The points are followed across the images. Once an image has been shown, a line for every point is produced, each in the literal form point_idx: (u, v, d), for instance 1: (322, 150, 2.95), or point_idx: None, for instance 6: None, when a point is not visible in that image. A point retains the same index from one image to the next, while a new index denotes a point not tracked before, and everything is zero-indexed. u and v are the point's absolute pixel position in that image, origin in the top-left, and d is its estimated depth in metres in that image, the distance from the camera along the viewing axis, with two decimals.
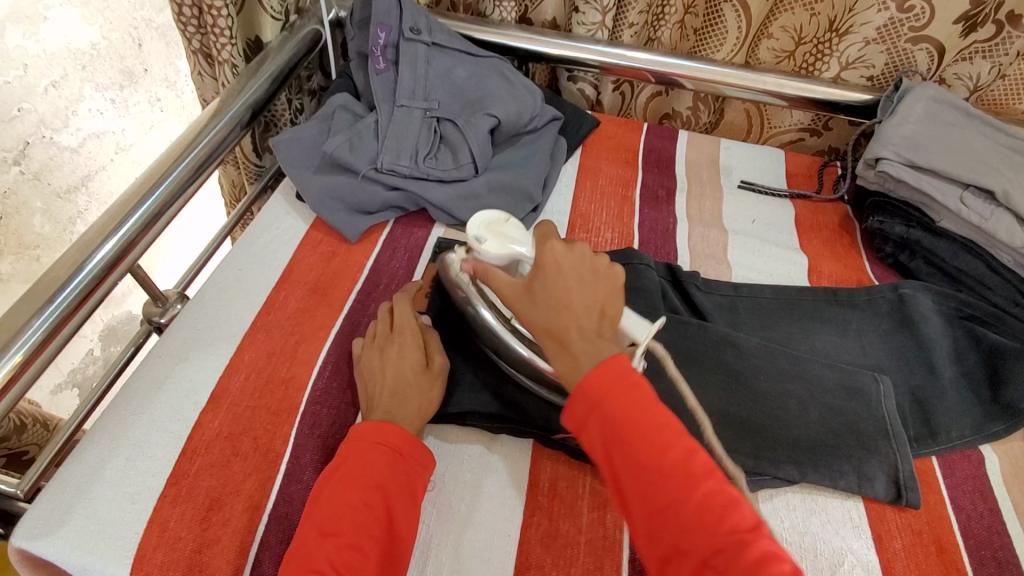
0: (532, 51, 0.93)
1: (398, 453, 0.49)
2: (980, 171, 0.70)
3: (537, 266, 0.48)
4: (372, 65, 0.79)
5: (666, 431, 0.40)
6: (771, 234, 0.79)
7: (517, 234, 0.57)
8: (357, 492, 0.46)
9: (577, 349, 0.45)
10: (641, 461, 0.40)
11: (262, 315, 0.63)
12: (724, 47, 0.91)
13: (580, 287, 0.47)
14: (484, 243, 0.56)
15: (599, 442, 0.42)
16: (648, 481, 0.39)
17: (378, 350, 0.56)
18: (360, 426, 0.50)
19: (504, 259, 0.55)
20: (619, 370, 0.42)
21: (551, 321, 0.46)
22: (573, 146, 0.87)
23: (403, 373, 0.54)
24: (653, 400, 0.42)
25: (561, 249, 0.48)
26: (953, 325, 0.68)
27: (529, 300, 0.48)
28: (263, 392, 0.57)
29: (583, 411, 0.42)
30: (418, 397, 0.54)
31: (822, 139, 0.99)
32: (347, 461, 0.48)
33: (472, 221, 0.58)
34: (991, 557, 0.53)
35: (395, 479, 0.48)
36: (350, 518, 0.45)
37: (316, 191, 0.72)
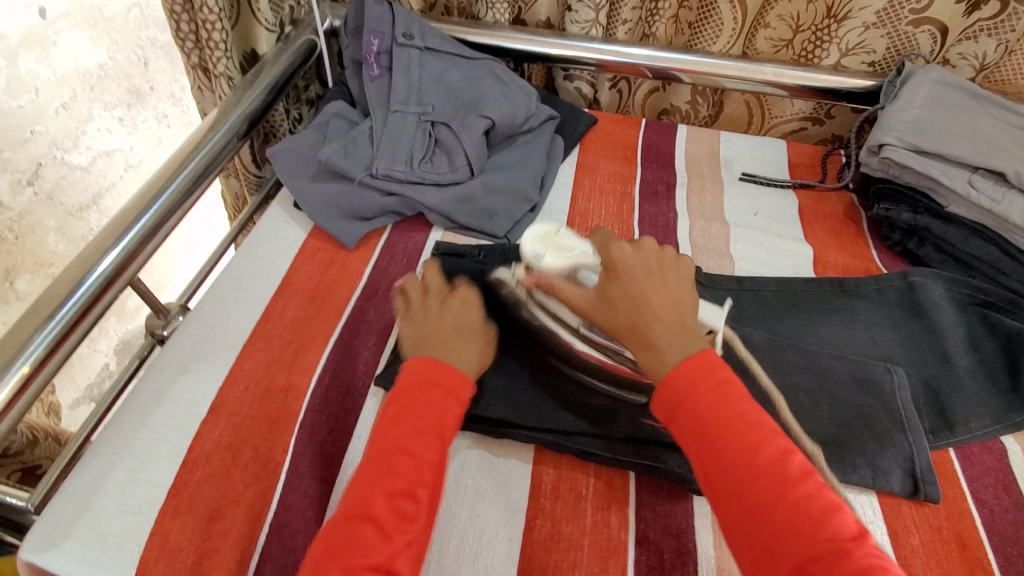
0: (526, 51, 0.93)
1: (448, 397, 0.49)
2: (990, 154, 0.67)
3: (610, 270, 0.51)
4: (366, 71, 0.79)
5: (764, 433, 0.43)
6: (774, 226, 0.77)
7: (574, 243, 0.57)
8: (408, 437, 0.46)
9: (662, 344, 0.47)
10: (735, 458, 0.42)
11: (261, 324, 0.63)
12: (720, 38, 0.90)
13: (654, 283, 0.50)
14: (544, 257, 0.56)
15: (687, 435, 0.43)
16: (744, 480, 0.41)
17: (438, 301, 0.57)
18: (415, 363, 0.50)
19: (565, 267, 0.56)
20: (708, 366, 0.45)
21: (632, 321, 0.48)
22: (569, 145, 0.87)
23: (465, 324, 0.55)
24: (744, 398, 0.44)
25: (627, 250, 0.51)
26: (967, 312, 0.66)
27: (606, 306, 0.50)
28: (263, 401, 0.57)
29: (673, 405, 0.44)
30: (478, 351, 0.54)
31: (824, 128, 0.97)
32: (400, 404, 0.48)
33: (523, 240, 0.58)
34: (1020, 554, 0.51)
35: (446, 424, 0.48)
36: (401, 464, 0.45)
37: (313, 199, 0.73)
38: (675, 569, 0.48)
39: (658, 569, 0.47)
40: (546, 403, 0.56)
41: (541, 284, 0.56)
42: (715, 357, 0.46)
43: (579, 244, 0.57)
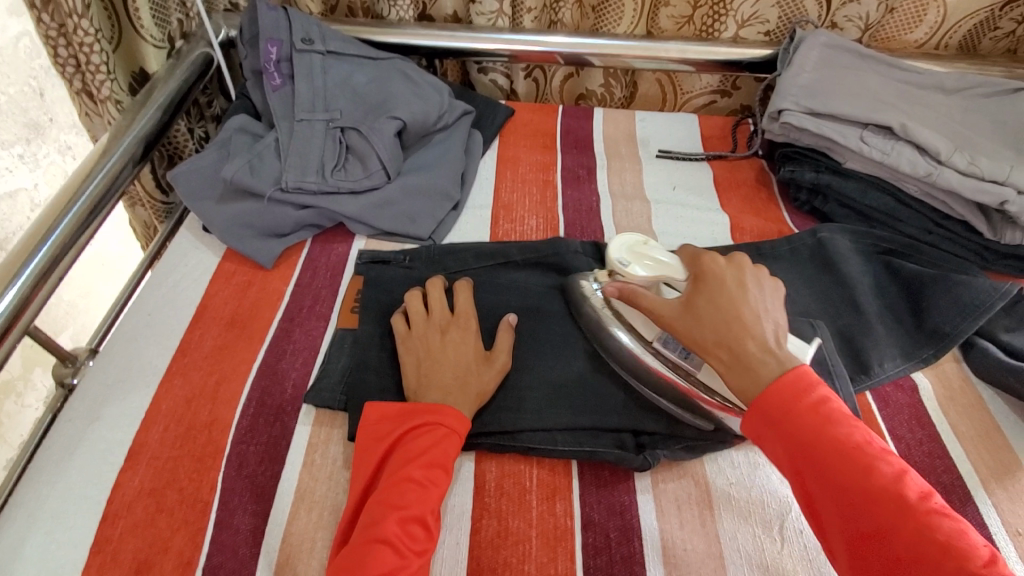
0: (435, 47, 0.92)
1: (453, 434, 0.50)
2: (877, 110, 0.71)
3: (702, 281, 0.52)
4: (267, 82, 0.76)
5: (873, 452, 0.41)
6: (692, 199, 0.80)
7: (661, 253, 0.58)
8: (420, 468, 0.47)
9: (755, 359, 0.47)
10: (842, 482, 0.41)
11: (177, 358, 0.60)
12: (623, 20, 0.92)
13: (746, 297, 0.51)
14: (630, 266, 0.57)
15: (784, 454, 0.43)
16: (853, 502, 0.40)
17: (439, 334, 0.57)
18: (423, 407, 0.51)
19: (650, 278, 0.56)
20: (802, 388, 0.44)
21: (720, 334, 0.49)
22: (489, 138, 0.86)
23: (461, 360, 0.55)
24: (844, 419, 0.43)
25: (720, 262, 0.53)
26: (872, 261, 0.69)
27: (692, 316, 0.51)
28: (185, 440, 0.54)
29: (767, 423, 0.44)
30: (477, 385, 0.54)
31: (732, 99, 1.00)
32: (409, 440, 0.49)
33: (611, 245, 0.60)
34: (937, 482, 0.54)
35: (451, 456, 0.49)
36: (412, 494, 0.46)
37: (222, 221, 0.69)
38: (622, 547, 0.48)
39: (605, 550, 0.48)
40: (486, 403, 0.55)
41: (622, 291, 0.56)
42: (811, 374, 0.45)
43: (666, 257, 0.57)
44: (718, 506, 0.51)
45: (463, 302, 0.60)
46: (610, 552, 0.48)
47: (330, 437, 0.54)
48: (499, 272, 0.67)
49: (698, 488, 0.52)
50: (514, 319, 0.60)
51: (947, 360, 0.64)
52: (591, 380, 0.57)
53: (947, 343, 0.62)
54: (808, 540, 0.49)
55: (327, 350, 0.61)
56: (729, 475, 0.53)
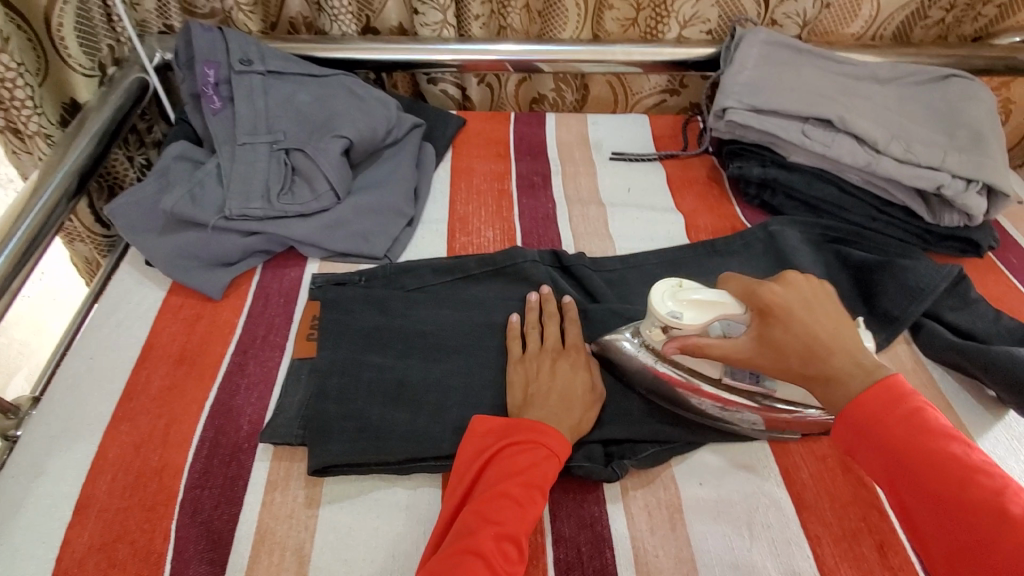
0: (381, 61, 0.90)
1: (554, 456, 0.49)
2: (816, 104, 0.72)
3: (766, 313, 0.49)
4: (206, 106, 0.74)
5: (974, 465, 0.40)
6: (646, 200, 0.80)
7: (705, 293, 0.51)
8: (519, 485, 0.46)
9: (845, 376, 0.46)
10: (938, 493, 0.40)
11: (124, 402, 0.57)
12: (568, 25, 0.92)
13: (815, 315, 0.49)
14: (683, 317, 0.50)
15: (873, 463, 0.43)
16: (949, 513, 0.39)
17: (550, 359, 0.56)
18: (530, 422, 0.50)
19: (705, 323, 0.50)
20: (893, 398, 0.43)
21: (809, 361, 0.47)
22: (442, 150, 0.85)
23: (573, 385, 0.54)
24: (946, 433, 0.41)
25: (779, 290, 0.50)
26: (823, 250, 0.71)
27: (770, 349, 0.49)
28: (135, 489, 0.51)
29: (853, 432, 0.44)
30: (579, 415, 0.53)
31: (681, 98, 1.02)
32: (511, 454, 0.48)
33: (652, 300, 0.52)
34: None
35: (547, 477, 0.48)
36: (510, 511, 0.45)
37: (165, 253, 0.66)
38: (594, 560, 0.48)
39: (577, 564, 0.48)
40: (451, 424, 0.54)
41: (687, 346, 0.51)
42: (904, 384, 0.44)
43: (714, 295, 0.51)
44: (687, 509, 0.51)
45: (573, 329, 0.59)
46: (582, 566, 0.48)
47: (289, 473, 0.52)
48: (458, 287, 0.66)
49: (667, 492, 0.52)
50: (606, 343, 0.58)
51: (898, 343, 0.66)
52: None
53: (897, 326, 0.64)
54: (776, 534, 0.50)
55: (283, 381, 0.59)
56: (696, 477, 0.53)
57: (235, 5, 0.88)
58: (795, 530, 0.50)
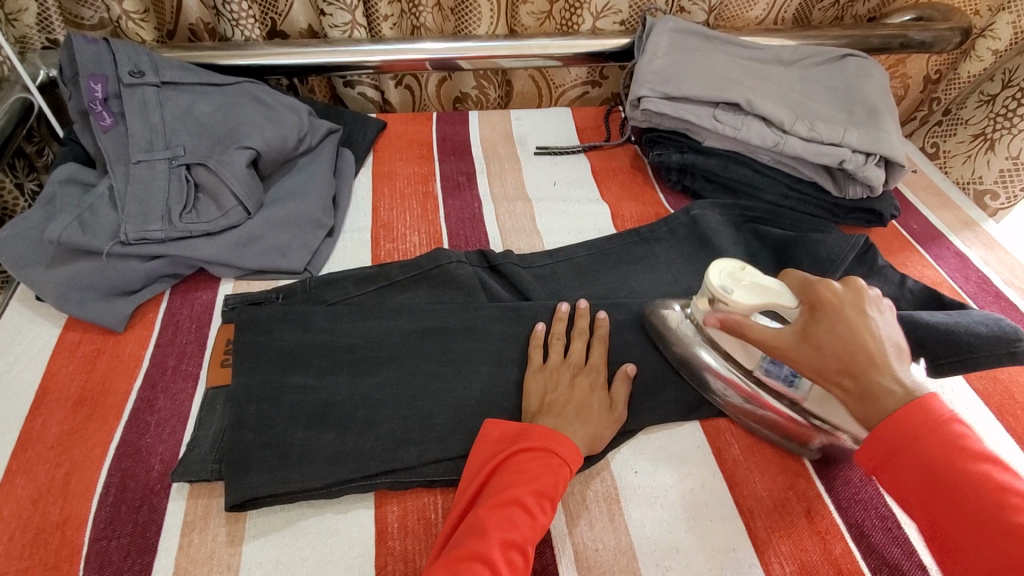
0: (290, 66, 0.86)
1: (565, 464, 0.48)
2: (725, 88, 0.74)
3: (818, 307, 0.47)
4: (95, 123, 0.68)
5: (1013, 490, 0.39)
6: (572, 192, 0.80)
7: (767, 281, 0.52)
8: (529, 493, 0.45)
9: (884, 392, 0.43)
10: (976, 514, 0.39)
11: (16, 454, 0.52)
12: (483, 20, 0.91)
13: (868, 323, 0.46)
14: (732, 293, 0.52)
15: (906, 483, 0.42)
16: (986, 539, 0.38)
17: (569, 374, 0.56)
18: (541, 428, 0.50)
19: (752, 307, 0.51)
20: (927, 418, 0.42)
21: (845, 365, 0.45)
22: (362, 156, 0.82)
23: (590, 401, 0.54)
24: (980, 455, 0.40)
25: (838, 289, 0.48)
26: (742, 230, 0.73)
27: (809, 346, 0.47)
28: (34, 548, 0.47)
29: (887, 452, 0.42)
30: (595, 428, 0.52)
31: (603, 89, 1.03)
32: (521, 462, 0.48)
33: (708, 273, 0.54)
34: None
35: (557, 488, 0.47)
36: (519, 519, 0.44)
37: (56, 286, 0.61)
38: (534, 563, 0.47)
39: None
40: (382, 440, 0.52)
41: (726, 323, 0.52)
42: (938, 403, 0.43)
43: (774, 283, 0.51)
44: (625, 499, 0.51)
45: (598, 348, 0.58)
46: None
47: (209, 511, 0.49)
48: (383, 296, 0.64)
49: (603, 485, 0.52)
50: (632, 368, 0.57)
51: None
52: (489, 397, 0.55)
53: None
54: (710, 514, 0.50)
55: (198, 413, 0.55)
56: (631, 466, 0.54)
57: (122, 14, 0.82)
58: (727, 506, 0.51)
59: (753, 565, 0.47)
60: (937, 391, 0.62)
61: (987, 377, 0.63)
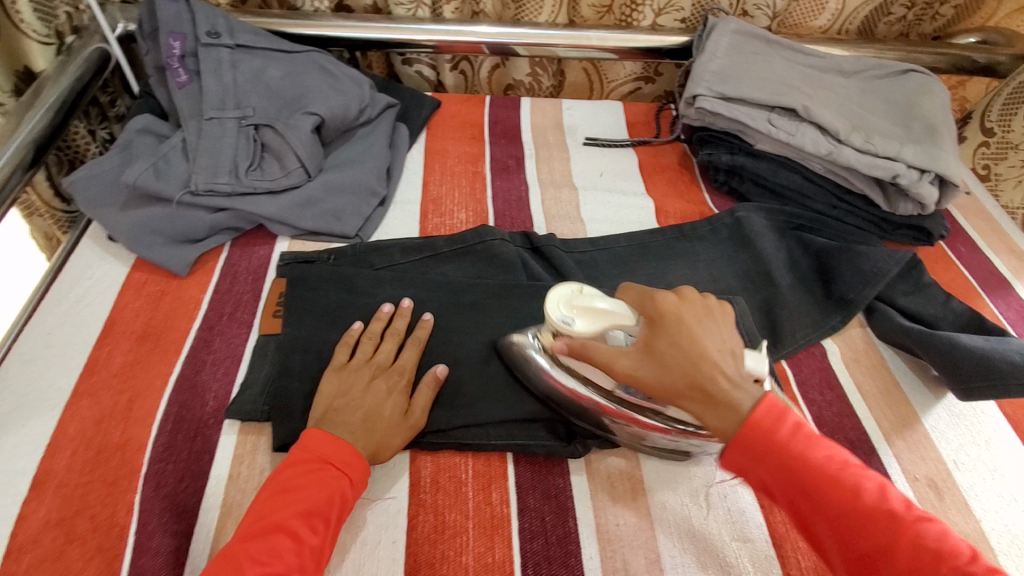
0: (354, 39, 0.89)
1: (345, 477, 0.47)
2: (782, 93, 0.74)
3: (657, 323, 0.47)
4: (171, 79, 0.72)
5: (850, 468, 0.43)
6: (618, 184, 0.81)
7: (603, 300, 0.48)
8: (294, 515, 0.44)
9: (731, 398, 0.44)
10: (836, 504, 0.41)
11: (84, 378, 0.56)
12: (544, 9, 0.92)
13: (707, 332, 0.47)
14: (573, 322, 0.48)
15: (774, 485, 0.43)
16: (848, 523, 0.41)
17: (369, 375, 0.53)
18: (314, 440, 0.48)
19: (597, 330, 0.48)
20: (776, 416, 0.44)
21: (693, 377, 0.45)
22: (416, 132, 0.85)
23: (382, 406, 0.51)
24: (818, 441, 0.44)
25: (674, 300, 0.48)
26: (786, 236, 0.74)
27: (658, 365, 0.46)
28: (95, 465, 0.50)
29: (753, 458, 0.44)
30: (380, 437, 0.50)
31: (656, 86, 1.03)
32: (294, 482, 0.46)
33: (547, 302, 0.49)
34: (845, 439, 0.58)
35: (331, 503, 0.45)
36: (281, 546, 0.42)
37: (127, 228, 0.65)
38: (557, 529, 0.49)
39: (542, 533, 0.49)
40: None
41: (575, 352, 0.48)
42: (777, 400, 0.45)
43: (609, 303, 0.48)
44: (648, 480, 0.53)
45: (411, 348, 0.56)
46: (546, 535, 0.49)
47: (256, 447, 0.52)
48: (429, 266, 0.67)
49: (628, 464, 0.54)
50: (442, 371, 0.55)
51: (853, 326, 0.69)
52: None
53: (852, 309, 0.67)
54: (731, 503, 0.52)
55: (250, 357, 0.58)
56: None
57: None
58: (748, 497, 0.52)
59: (769, 557, 0.49)
60: (967, 412, 0.61)
61: (1018, 404, 0.62)
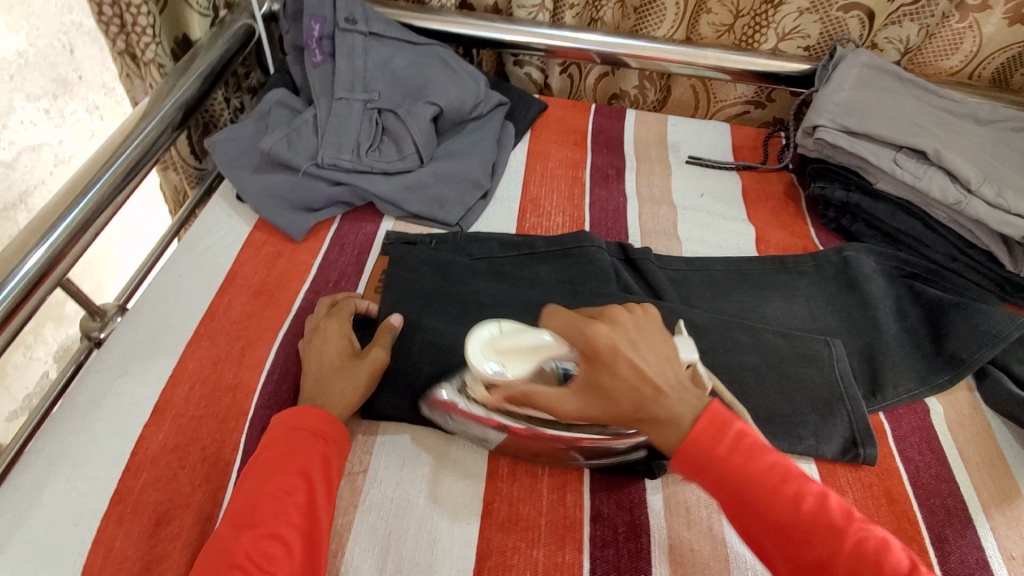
0: (474, 37, 0.92)
1: (321, 439, 0.48)
2: (912, 133, 0.71)
3: (592, 359, 0.44)
4: (308, 58, 0.77)
5: (792, 476, 0.42)
6: (718, 207, 0.80)
7: (528, 338, 0.49)
8: (276, 479, 0.45)
9: (679, 415, 0.43)
10: (778, 513, 0.41)
11: (205, 322, 0.61)
12: (664, 23, 0.92)
13: (642, 353, 0.45)
14: (506, 368, 0.48)
15: (716, 494, 0.43)
16: (789, 534, 0.41)
17: (310, 338, 0.57)
18: (283, 416, 0.49)
19: (531, 368, 0.48)
20: (720, 425, 0.43)
21: (638, 404, 0.43)
22: (521, 132, 0.87)
23: (329, 360, 0.54)
24: (763, 449, 0.43)
25: (606, 330, 0.44)
26: (895, 283, 0.70)
27: (599, 396, 0.45)
28: (209, 401, 0.55)
29: (697, 469, 0.43)
30: (339, 385, 0.52)
31: (766, 111, 1.01)
32: (270, 452, 0.47)
33: (467, 356, 0.49)
34: (940, 504, 0.55)
35: (314, 464, 0.47)
36: (271, 508, 0.44)
37: (256, 190, 0.70)
38: (629, 542, 0.49)
39: (613, 543, 0.49)
40: None
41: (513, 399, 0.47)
42: (723, 408, 0.44)
43: (537, 338, 0.49)
44: None
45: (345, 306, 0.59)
46: (617, 546, 0.49)
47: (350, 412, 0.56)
48: (524, 263, 0.68)
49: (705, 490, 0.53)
50: (396, 319, 0.57)
51: (961, 388, 0.64)
52: None
53: (963, 369, 0.62)
54: None
55: None
56: None
57: None
58: None
59: None
60: None
61: None
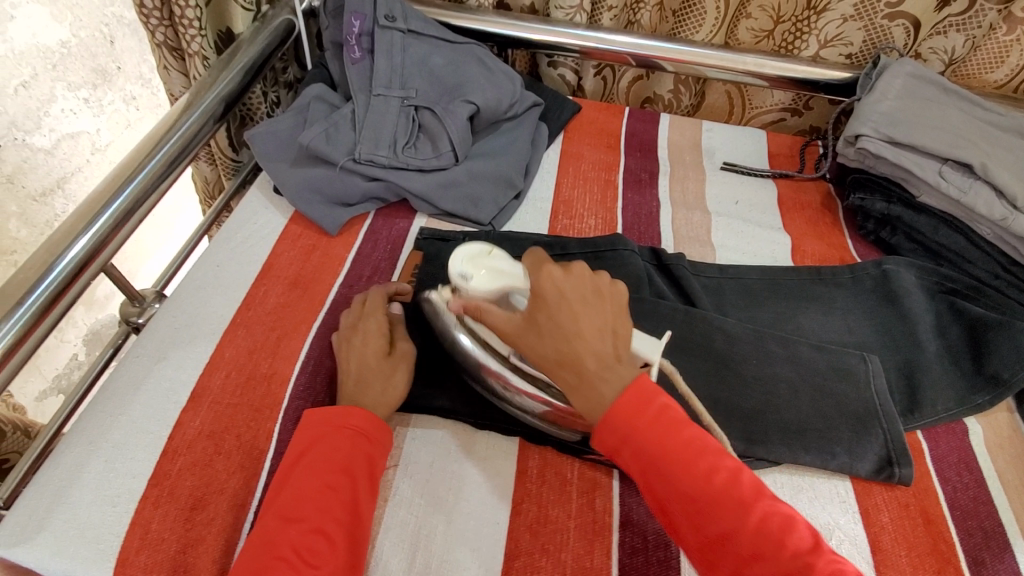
0: (510, 37, 0.92)
1: (364, 437, 0.49)
2: (959, 146, 0.69)
3: (537, 297, 0.45)
4: (348, 54, 0.77)
5: (708, 452, 0.41)
6: (753, 215, 0.79)
7: (505, 265, 0.54)
8: (321, 474, 0.46)
9: (597, 381, 0.44)
10: (688, 487, 0.40)
11: (241, 311, 0.62)
12: (703, 27, 0.91)
13: (588, 310, 0.45)
14: (472, 278, 0.53)
15: (634, 466, 0.42)
16: (699, 508, 0.40)
17: (341, 338, 0.56)
18: (325, 412, 0.50)
19: (493, 290, 0.52)
20: (644, 395, 0.43)
21: (563, 355, 0.45)
22: (554, 133, 0.87)
23: (363, 358, 0.54)
24: (683, 423, 0.42)
25: (558, 274, 0.45)
26: (936, 299, 0.68)
27: (534, 332, 0.46)
28: (245, 390, 0.56)
29: (619, 440, 0.42)
30: (379, 383, 0.53)
31: (802, 119, 0.99)
32: (314, 448, 0.47)
33: (451, 259, 0.54)
34: (978, 526, 0.53)
35: (358, 461, 0.47)
36: (316, 503, 0.44)
37: (294, 183, 0.71)
38: (659, 550, 0.49)
39: (642, 550, 0.49)
40: None
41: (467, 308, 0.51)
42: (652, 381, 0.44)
43: (511, 266, 0.54)
44: None
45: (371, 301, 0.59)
46: (646, 553, 0.49)
47: None
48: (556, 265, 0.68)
49: None
50: (397, 309, 0.60)
51: (1000, 410, 0.62)
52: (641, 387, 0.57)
53: (1005, 390, 0.61)
54: None
55: None
56: None
57: None
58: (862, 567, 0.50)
59: None
60: None
61: None
